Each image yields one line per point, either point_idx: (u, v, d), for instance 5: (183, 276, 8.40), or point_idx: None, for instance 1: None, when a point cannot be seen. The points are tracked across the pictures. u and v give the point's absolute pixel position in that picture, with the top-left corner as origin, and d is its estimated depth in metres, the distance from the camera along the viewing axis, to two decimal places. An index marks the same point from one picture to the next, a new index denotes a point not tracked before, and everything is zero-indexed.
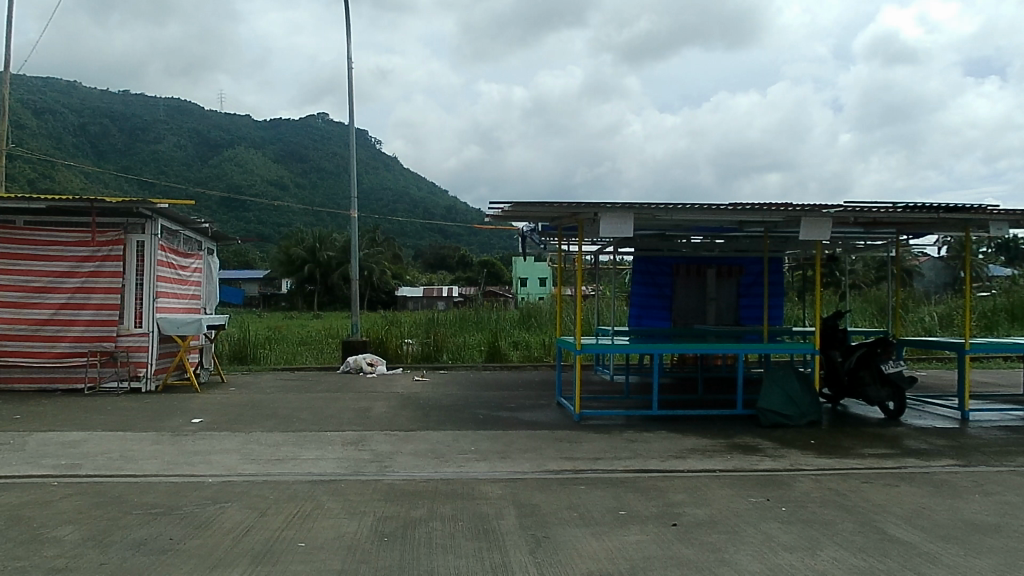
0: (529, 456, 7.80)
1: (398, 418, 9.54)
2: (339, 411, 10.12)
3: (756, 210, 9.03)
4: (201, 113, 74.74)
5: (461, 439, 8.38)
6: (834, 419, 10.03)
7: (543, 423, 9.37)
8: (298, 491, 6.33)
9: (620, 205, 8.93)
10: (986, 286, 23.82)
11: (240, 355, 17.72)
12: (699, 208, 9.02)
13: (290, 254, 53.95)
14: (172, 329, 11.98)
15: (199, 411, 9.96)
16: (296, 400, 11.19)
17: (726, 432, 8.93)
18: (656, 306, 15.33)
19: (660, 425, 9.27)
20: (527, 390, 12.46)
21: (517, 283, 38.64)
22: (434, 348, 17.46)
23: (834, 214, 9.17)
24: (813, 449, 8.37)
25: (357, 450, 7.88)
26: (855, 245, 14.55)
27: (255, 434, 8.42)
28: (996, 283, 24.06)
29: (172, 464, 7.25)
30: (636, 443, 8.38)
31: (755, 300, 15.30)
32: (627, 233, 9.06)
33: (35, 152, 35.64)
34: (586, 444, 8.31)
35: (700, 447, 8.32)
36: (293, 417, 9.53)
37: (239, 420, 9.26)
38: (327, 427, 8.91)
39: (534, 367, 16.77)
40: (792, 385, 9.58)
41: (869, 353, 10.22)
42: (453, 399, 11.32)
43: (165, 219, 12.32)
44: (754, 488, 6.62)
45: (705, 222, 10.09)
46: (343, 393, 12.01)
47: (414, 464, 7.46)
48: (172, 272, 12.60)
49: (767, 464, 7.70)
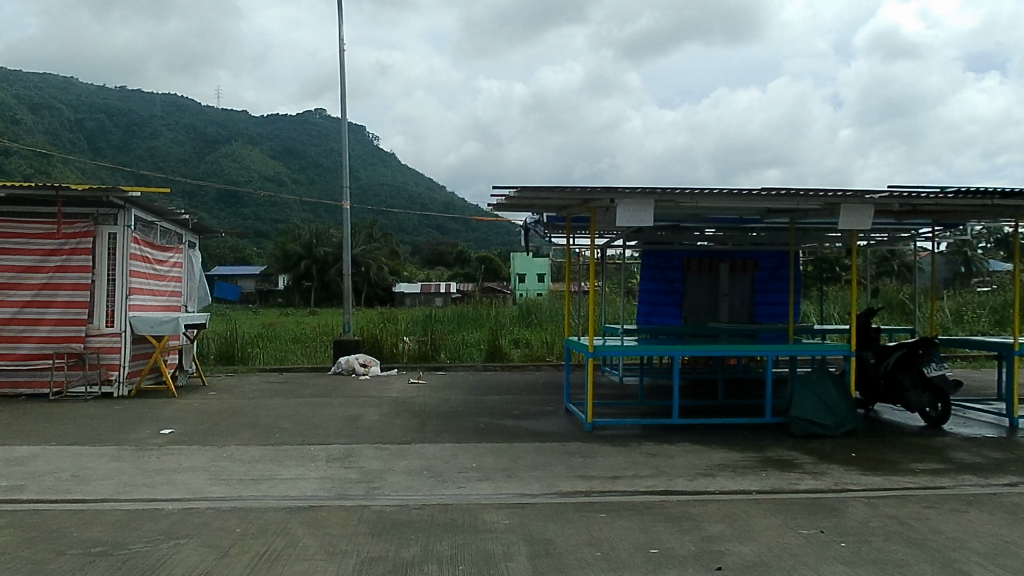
0: (539, 474, 6.85)
1: (391, 428, 8.60)
2: (327, 420, 9.17)
3: (790, 195, 8.07)
4: (197, 109, 73.64)
5: (462, 454, 7.43)
6: (872, 428, 9.09)
7: (552, 433, 8.44)
8: (270, 523, 5.38)
9: (640, 190, 7.96)
10: (990, 281, 23.00)
11: (227, 355, 16.74)
12: (728, 194, 8.05)
13: (286, 251, 53.04)
14: (145, 329, 11.00)
15: (172, 420, 9.00)
16: (281, 406, 10.24)
17: (756, 445, 8.01)
18: (665, 303, 14.39)
19: (682, 436, 8.34)
20: (533, 394, 11.51)
21: (514, 281, 37.60)
22: (431, 347, 16.45)
23: (877, 201, 8.20)
24: (857, 465, 7.43)
25: (342, 468, 6.93)
26: (876, 237, 13.65)
27: (230, 448, 7.47)
28: (1001, 276, 23.22)
29: (129, 486, 6.31)
30: (658, 458, 7.44)
31: (770, 296, 14.36)
32: (649, 221, 8.07)
33: (32, 147, 34.71)
34: (602, 459, 7.36)
35: (730, 462, 7.38)
36: (275, 427, 8.59)
37: (214, 431, 8.30)
38: (311, 439, 7.96)
39: (537, 367, 15.83)
40: (830, 392, 8.65)
41: (908, 354, 9.26)
42: (453, 406, 10.38)
43: (139, 209, 11.33)
44: (802, 516, 5.69)
45: (730, 210, 9.14)
46: (333, 399, 11.06)
47: (407, 485, 6.52)
48: (147, 267, 11.63)
49: (808, 485, 6.77)
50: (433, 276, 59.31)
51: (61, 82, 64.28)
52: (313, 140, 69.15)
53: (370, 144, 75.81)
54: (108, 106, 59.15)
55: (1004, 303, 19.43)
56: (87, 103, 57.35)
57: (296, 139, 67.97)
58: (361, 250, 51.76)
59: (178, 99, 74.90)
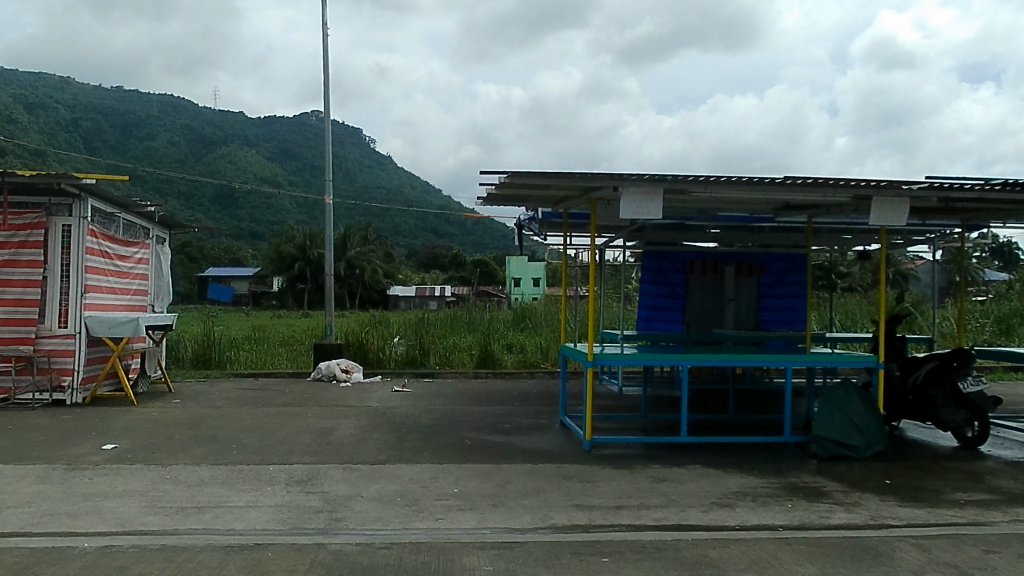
0: (530, 504, 5.91)
1: (366, 445, 7.66)
2: (295, 433, 8.22)
3: (817, 185, 7.09)
4: (191, 109, 72.62)
5: (444, 477, 6.49)
6: (901, 449, 8.17)
7: (546, 452, 7.50)
8: (203, 568, 4.43)
9: (647, 177, 6.99)
10: (985, 290, 21.96)
11: (203, 358, 15.69)
12: (746, 183, 7.07)
13: (280, 252, 52.03)
14: (102, 331, 10.07)
15: (122, 432, 8.05)
16: (248, 417, 9.29)
17: (776, 469, 7.08)
18: (667, 308, 13.47)
19: (691, 457, 7.41)
20: (526, 405, 10.55)
21: (507, 284, 36.77)
22: (420, 353, 15.50)
23: (915, 193, 7.24)
24: (893, 494, 6.51)
25: (303, 494, 5.97)
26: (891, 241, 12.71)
27: (176, 468, 6.51)
28: (998, 286, 22.18)
29: (49, 516, 5.36)
30: (666, 485, 6.51)
31: (778, 301, 13.41)
32: (657, 212, 7.11)
33: (25, 143, 33.92)
34: (603, 485, 6.42)
35: (749, 490, 6.45)
36: (235, 443, 7.63)
37: (163, 447, 7.33)
38: (272, 458, 7.00)
39: (531, 374, 14.91)
40: (857, 409, 7.74)
41: (940, 368, 8.40)
42: (437, 418, 9.43)
43: (98, 199, 10.36)
44: (846, 565, 4.75)
45: (744, 203, 8.18)
46: (308, 408, 10.11)
47: (377, 516, 5.58)
48: (106, 263, 10.66)
49: (842, 519, 5.85)
50: (427, 279, 58.45)
51: (54, 80, 63.35)
52: (308, 141, 68.22)
53: (365, 146, 74.96)
54: (102, 105, 58.23)
55: (1008, 311, 18.37)
56: (80, 101, 56.45)
57: (291, 141, 67.10)
58: (355, 252, 50.96)
59: (172, 99, 74.02)
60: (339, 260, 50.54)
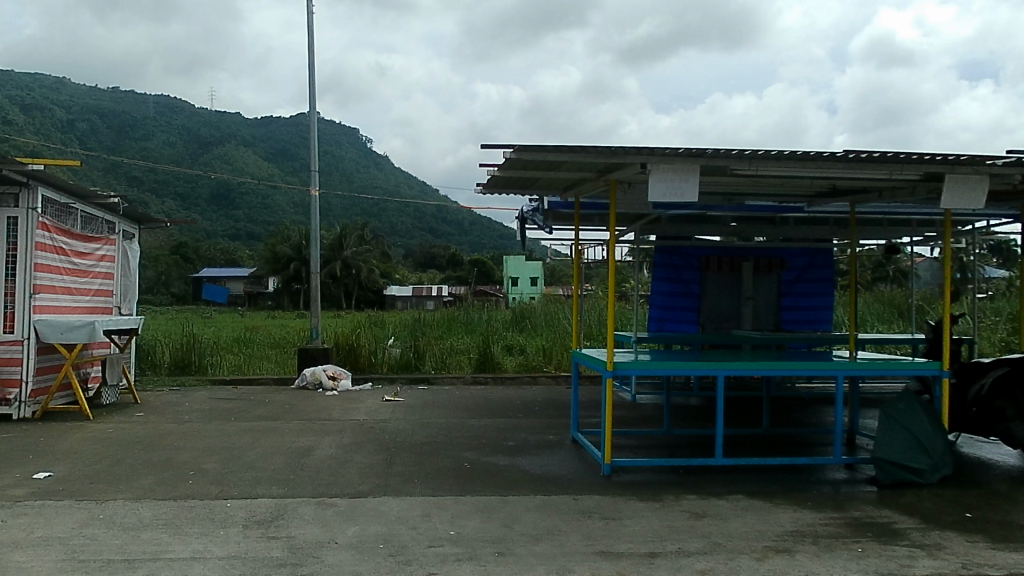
0: (544, 551, 4.78)
1: (347, 471, 6.51)
2: (266, 456, 7.08)
3: (884, 160, 5.95)
4: (186, 109, 71.45)
5: (438, 515, 5.35)
6: (969, 472, 7.04)
7: (560, 479, 6.38)
8: None
9: (681, 151, 5.86)
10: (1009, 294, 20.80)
11: (182, 363, 14.47)
12: (798, 158, 5.94)
13: (275, 252, 50.67)
14: (54, 336, 8.96)
15: (64, 456, 6.90)
16: (216, 435, 8.15)
17: (831, 502, 5.96)
18: (680, 308, 12.28)
19: (730, 486, 6.29)
20: (531, 417, 9.41)
21: (507, 284, 35.52)
22: (415, 356, 14.30)
23: (996, 170, 6.11)
24: (980, 533, 5.40)
25: (264, 541, 4.84)
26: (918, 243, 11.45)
27: (113, 505, 5.37)
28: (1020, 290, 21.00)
29: None
30: (707, 522, 5.38)
31: (799, 300, 12.27)
32: (692, 194, 5.98)
33: (19, 136, 33.06)
34: (631, 523, 5.30)
35: (808, 529, 5.33)
36: (193, 469, 6.49)
37: (106, 476, 6.18)
38: (234, 490, 5.86)
39: (534, 380, 13.73)
40: (923, 426, 6.61)
41: (1010, 375, 7.22)
42: (431, 433, 8.29)
43: (51, 189, 9.22)
44: None
45: (786, 184, 7.05)
46: (286, 423, 8.97)
47: (355, 570, 4.44)
48: (60, 260, 9.51)
49: (929, 569, 4.73)
50: (424, 279, 57.29)
51: (42, 79, 62.06)
52: (302, 139, 67.07)
53: (360, 146, 73.80)
54: (95, 105, 57.14)
55: None
56: (69, 101, 55.17)
57: (287, 141, 65.98)
58: (351, 252, 49.76)
59: (168, 99, 72.96)
60: (335, 260, 49.40)
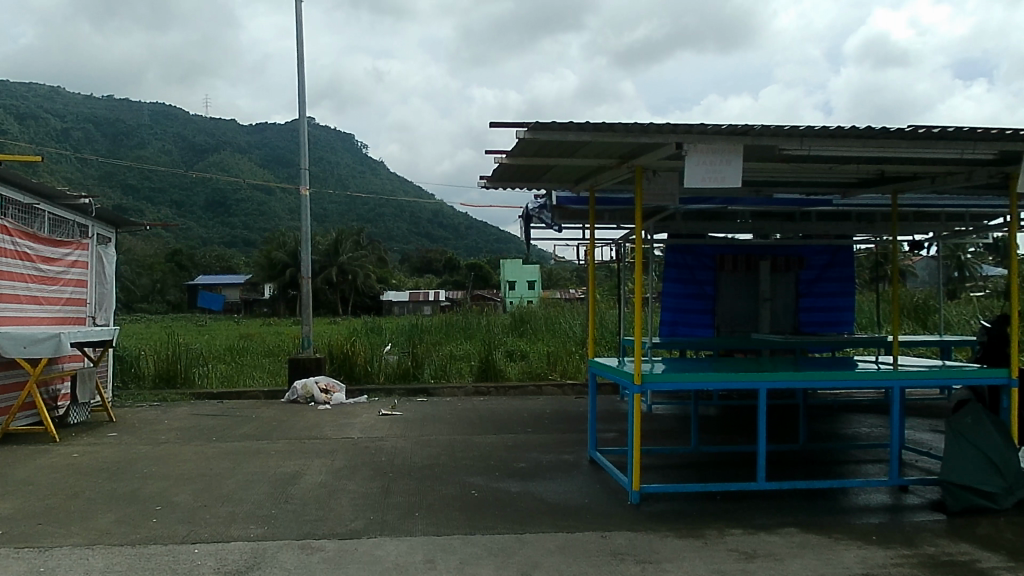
0: None
1: (338, 503, 5.67)
2: (248, 485, 6.24)
3: (957, 136, 5.13)
4: (179, 115, 70.59)
5: (443, 561, 4.53)
6: None
7: (582, 510, 5.56)
8: None
9: (723, 129, 5.06)
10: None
11: (167, 375, 13.59)
12: (857, 135, 5.13)
13: (271, 258, 49.78)
14: (16, 351, 7.98)
15: (18, 489, 6.06)
16: (195, 459, 7.31)
17: (896, 535, 5.16)
18: (694, 310, 11.39)
19: (777, 517, 5.47)
20: (541, 433, 8.56)
21: (507, 289, 34.67)
22: (413, 364, 13.44)
23: None
24: None
25: None
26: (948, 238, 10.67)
27: (59, 554, 4.54)
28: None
29: None
30: (759, 564, 4.57)
31: (819, 301, 11.43)
32: (734, 179, 5.19)
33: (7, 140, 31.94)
34: (671, 567, 4.49)
35: (880, 571, 4.52)
36: (161, 504, 5.64)
37: (59, 514, 5.34)
38: (205, 530, 5.03)
39: (540, 390, 12.89)
40: (995, 443, 5.78)
41: None
42: (432, 454, 7.45)
43: (9, 187, 8.37)
44: None
45: (830, 169, 6.25)
46: (273, 443, 8.11)
47: None
48: (23, 266, 8.66)
49: None
50: (422, 284, 56.36)
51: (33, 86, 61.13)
52: None
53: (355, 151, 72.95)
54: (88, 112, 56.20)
55: None
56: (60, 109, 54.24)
57: (281, 147, 65.11)
58: (348, 257, 48.89)
59: (161, 106, 72.05)
60: (331, 265, 48.52)
